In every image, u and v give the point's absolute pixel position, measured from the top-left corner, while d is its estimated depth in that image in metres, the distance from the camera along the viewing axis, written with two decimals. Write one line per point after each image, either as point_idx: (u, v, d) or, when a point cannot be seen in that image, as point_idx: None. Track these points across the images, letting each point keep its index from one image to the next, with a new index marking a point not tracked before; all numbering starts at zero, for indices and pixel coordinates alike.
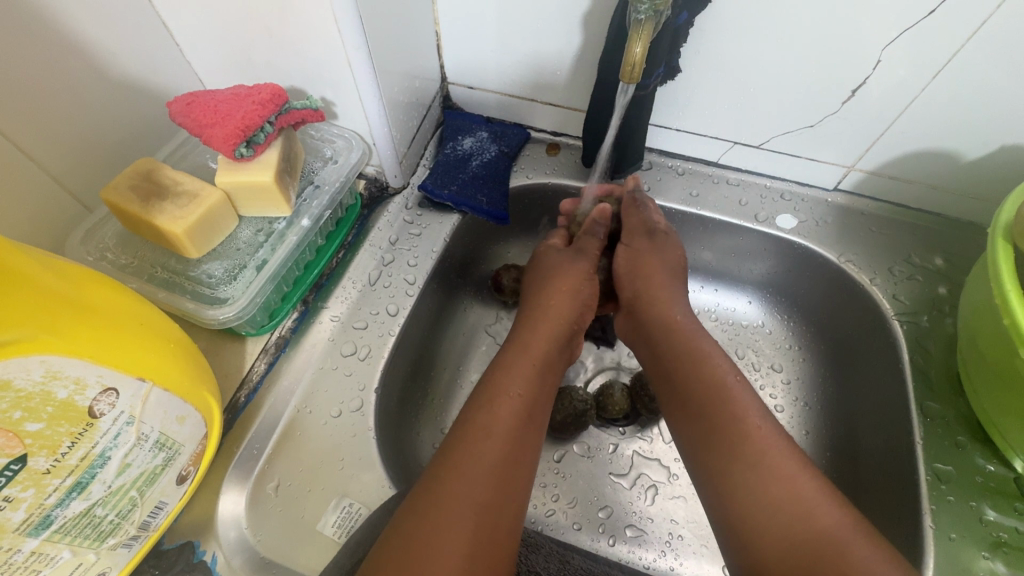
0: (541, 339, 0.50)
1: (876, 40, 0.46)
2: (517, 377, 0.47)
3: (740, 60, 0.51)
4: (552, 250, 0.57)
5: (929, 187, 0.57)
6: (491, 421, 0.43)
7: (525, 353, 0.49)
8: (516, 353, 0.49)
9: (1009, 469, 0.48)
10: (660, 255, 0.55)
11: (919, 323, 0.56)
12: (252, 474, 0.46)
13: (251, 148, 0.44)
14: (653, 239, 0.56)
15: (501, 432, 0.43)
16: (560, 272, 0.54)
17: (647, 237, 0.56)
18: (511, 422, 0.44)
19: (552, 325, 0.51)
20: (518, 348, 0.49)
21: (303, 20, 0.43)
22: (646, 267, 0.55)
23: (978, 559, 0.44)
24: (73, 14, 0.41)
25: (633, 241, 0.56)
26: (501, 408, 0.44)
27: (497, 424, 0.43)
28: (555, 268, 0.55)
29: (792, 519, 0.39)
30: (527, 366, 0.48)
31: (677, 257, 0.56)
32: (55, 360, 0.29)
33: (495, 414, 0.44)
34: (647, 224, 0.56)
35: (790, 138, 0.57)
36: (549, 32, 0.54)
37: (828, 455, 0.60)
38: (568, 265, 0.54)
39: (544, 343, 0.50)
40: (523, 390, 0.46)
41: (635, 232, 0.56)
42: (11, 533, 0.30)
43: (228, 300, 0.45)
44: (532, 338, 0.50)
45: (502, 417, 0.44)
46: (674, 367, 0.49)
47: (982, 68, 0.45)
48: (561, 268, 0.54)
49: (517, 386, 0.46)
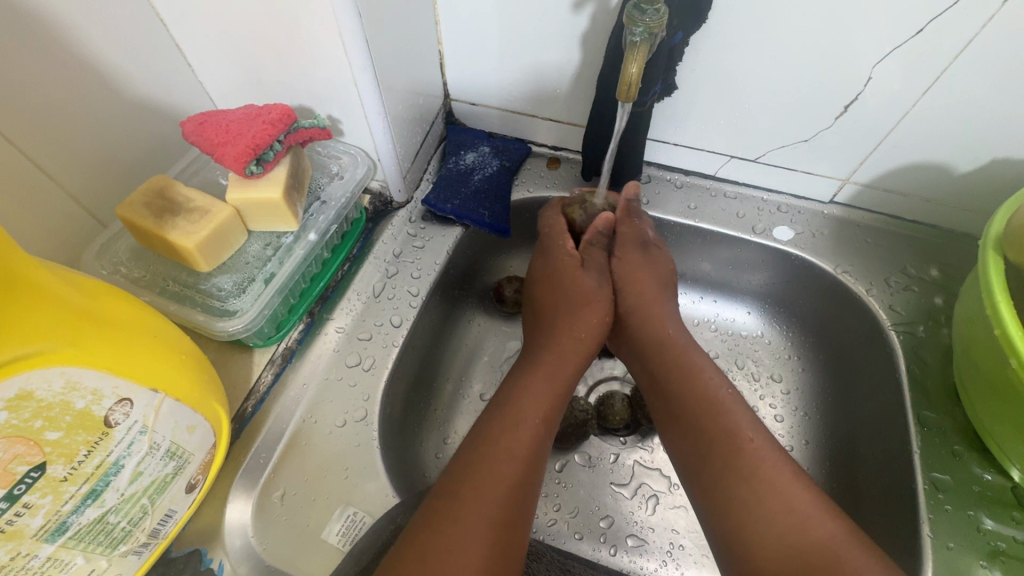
0: (570, 367, 0.51)
1: (867, 59, 0.48)
2: (542, 401, 0.48)
3: (736, 75, 0.53)
4: (577, 272, 0.55)
5: (923, 199, 0.58)
6: (515, 443, 0.44)
7: (554, 381, 0.50)
8: (543, 378, 0.49)
9: (1007, 479, 0.48)
10: (653, 267, 0.57)
11: (916, 333, 0.56)
12: (259, 481, 0.47)
13: (261, 166, 0.46)
14: (647, 252, 0.57)
15: (523, 454, 0.44)
16: (591, 301, 0.55)
17: (640, 249, 0.57)
18: (532, 446, 0.45)
19: (579, 356, 0.53)
20: (544, 375, 0.50)
21: (312, 42, 0.45)
22: (641, 287, 0.56)
23: (976, 567, 0.45)
24: (93, 39, 0.44)
25: (628, 255, 0.57)
26: (525, 430, 0.46)
27: (520, 445, 0.44)
28: (583, 294, 0.55)
29: (786, 531, 0.40)
30: (552, 392, 0.49)
31: (666, 271, 0.57)
32: (74, 371, 0.31)
33: (518, 437, 0.45)
34: (643, 239, 0.57)
35: (785, 152, 0.59)
36: (548, 51, 0.56)
37: (827, 464, 0.61)
38: (596, 294, 0.55)
39: (570, 374, 0.51)
40: (545, 412, 0.47)
41: (633, 249, 0.57)
42: (29, 538, 0.31)
43: (238, 312, 0.46)
44: (558, 363, 0.51)
45: (525, 439, 0.45)
46: (665, 385, 0.50)
47: (970, 84, 0.47)
48: (588, 297, 0.55)
49: (539, 411, 0.47)
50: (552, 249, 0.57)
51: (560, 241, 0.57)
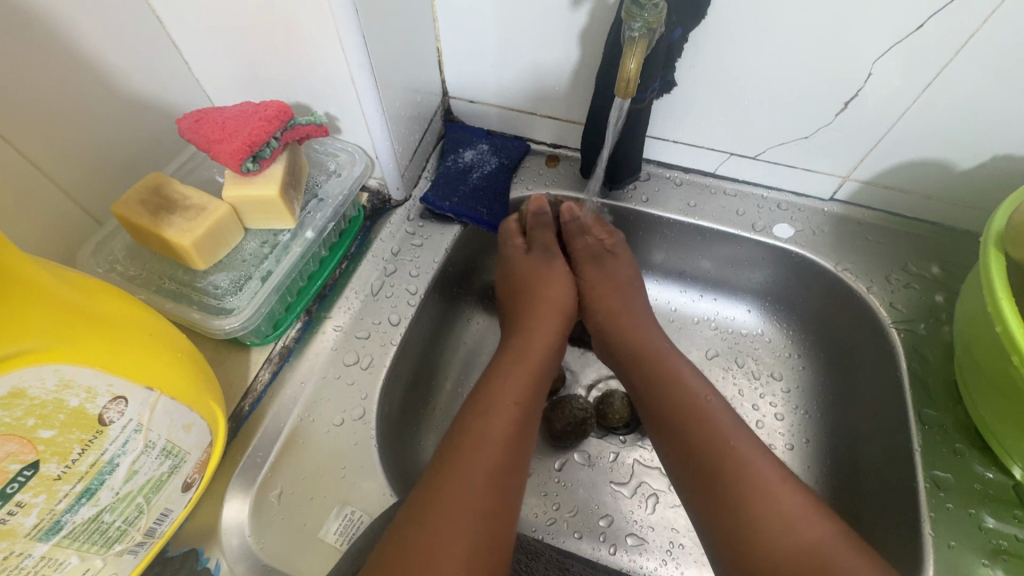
0: (536, 350, 0.52)
1: (867, 55, 0.47)
2: (514, 384, 0.48)
3: (735, 72, 0.52)
4: (525, 259, 0.58)
5: (924, 196, 0.58)
6: (488, 429, 0.44)
7: (522, 365, 0.50)
8: (512, 364, 0.50)
9: (1008, 477, 0.48)
10: (612, 280, 0.58)
11: (916, 330, 0.56)
12: (257, 481, 0.46)
13: (257, 163, 0.45)
14: (601, 261, 0.59)
15: (499, 438, 0.44)
16: (546, 283, 0.57)
17: (592, 257, 0.59)
18: (508, 430, 0.45)
19: (547, 338, 0.54)
20: (513, 359, 0.50)
21: (309, 40, 0.45)
22: (602, 292, 0.58)
23: (977, 565, 0.44)
24: (88, 36, 0.43)
25: (582, 265, 0.59)
26: (498, 415, 0.45)
27: (495, 431, 0.44)
28: (536, 281, 0.57)
29: (778, 534, 0.39)
30: (524, 377, 0.49)
31: (627, 274, 0.59)
32: (68, 368, 0.30)
33: (492, 422, 0.45)
34: (595, 251, 0.60)
35: (785, 149, 0.58)
36: (546, 48, 0.56)
37: (827, 462, 0.61)
38: (550, 279, 0.57)
39: (539, 357, 0.52)
40: (520, 395, 0.48)
41: (587, 259, 0.59)
42: (23, 537, 0.31)
43: (234, 311, 0.46)
44: (527, 351, 0.52)
45: (499, 424, 0.45)
46: (648, 390, 0.50)
47: (971, 79, 0.46)
48: (544, 280, 0.57)
49: (512, 395, 0.47)
50: (502, 247, 0.60)
51: (511, 236, 0.60)
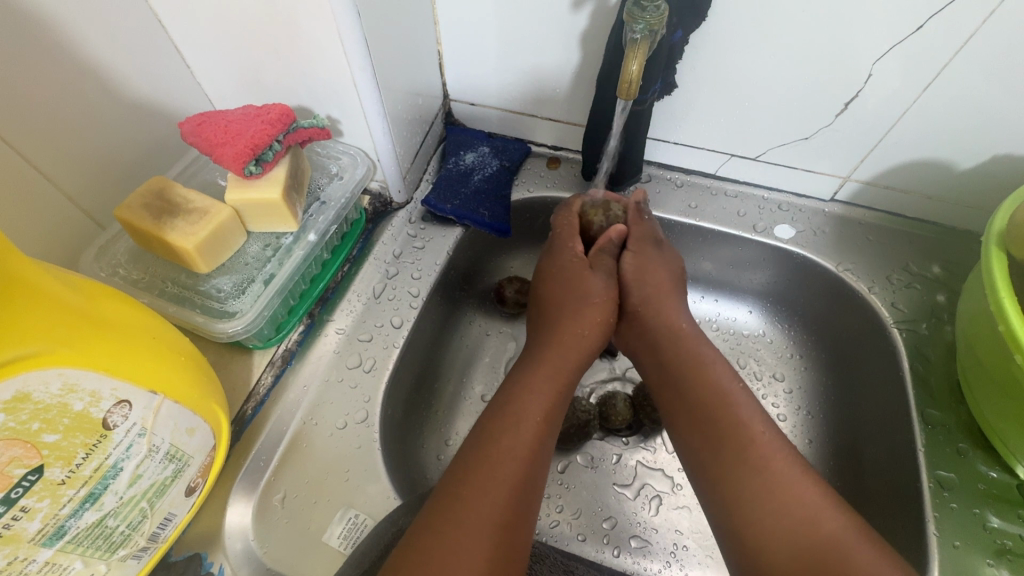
0: (570, 363, 0.51)
1: (866, 57, 0.48)
2: (543, 400, 0.47)
3: (735, 74, 0.53)
4: (585, 272, 0.55)
5: (924, 196, 0.58)
6: (516, 443, 0.44)
7: (555, 379, 0.49)
8: (545, 378, 0.49)
9: (1012, 476, 0.48)
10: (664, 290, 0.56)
11: (918, 330, 0.56)
12: (259, 485, 0.46)
13: (260, 166, 0.46)
14: (658, 249, 0.57)
15: (525, 454, 0.44)
16: (596, 295, 0.54)
17: (654, 246, 0.57)
18: (533, 445, 0.45)
19: (581, 352, 0.52)
20: (546, 372, 0.49)
21: (311, 43, 0.45)
22: (654, 275, 0.56)
23: (982, 565, 0.44)
24: (91, 41, 0.43)
25: (641, 250, 0.57)
26: (527, 430, 0.45)
27: (522, 446, 0.44)
28: (589, 293, 0.54)
29: (794, 525, 0.39)
30: (554, 392, 0.48)
31: (675, 266, 0.58)
32: (72, 372, 0.30)
33: (520, 437, 0.44)
34: (652, 236, 0.58)
35: (786, 150, 0.59)
36: (547, 50, 0.56)
37: (830, 464, 0.61)
38: (602, 287, 0.55)
39: (571, 369, 0.51)
40: (546, 412, 0.47)
41: (645, 241, 0.57)
42: (27, 543, 0.31)
43: (237, 314, 0.46)
44: (562, 365, 0.50)
45: (527, 440, 0.45)
46: (673, 380, 0.50)
47: (970, 81, 0.47)
48: (594, 292, 0.55)
49: (540, 409, 0.47)
50: (560, 248, 0.58)
51: (569, 244, 0.57)
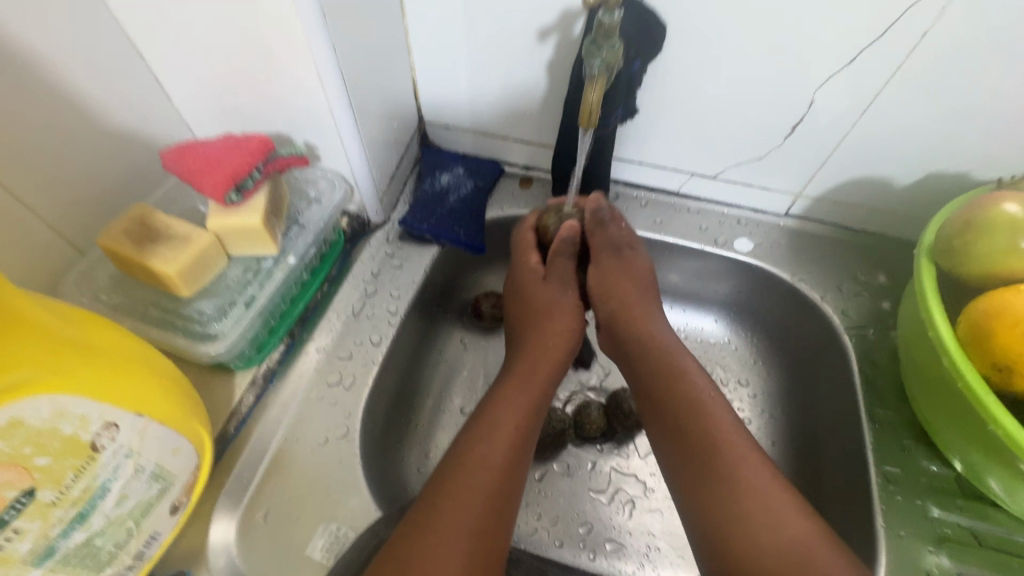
0: (541, 376, 0.53)
1: (807, 85, 0.52)
2: (517, 410, 0.50)
3: (689, 100, 0.57)
4: (540, 284, 0.58)
5: (868, 211, 0.63)
6: (488, 453, 0.46)
7: (529, 391, 0.51)
8: (517, 391, 0.51)
9: (950, 469, 0.52)
10: (631, 273, 0.59)
11: (867, 336, 0.60)
12: (242, 502, 0.48)
13: (240, 194, 0.47)
14: (621, 257, 0.59)
15: (498, 464, 0.46)
16: (558, 312, 0.57)
17: (615, 255, 0.59)
18: (507, 455, 0.47)
19: (551, 365, 0.54)
20: (520, 384, 0.52)
21: (289, 74, 0.47)
22: (617, 286, 0.58)
23: (925, 553, 0.48)
24: (74, 75, 0.45)
25: (604, 259, 0.58)
26: (500, 440, 0.47)
27: (495, 455, 0.46)
28: (550, 305, 0.57)
29: (760, 529, 0.42)
30: (527, 403, 0.51)
31: (644, 272, 0.60)
32: (61, 399, 0.32)
33: (494, 446, 0.47)
34: (615, 243, 0.59)
35: (740, 169, 0.63)
36: (515, 78, 0.59)
37: (792, 464, 0.64)
38: (563, 304, 0.58)
39: (544, 378, 0.53)
40: (519, 422, 0.49)
41: (604, 251, 0.58)
42: (19, 563, 0.32)
43: (219, 336, 0.48)
44: (534, 374, 0.53)
45: (500, 449, 0.47)
46: (652, 386, 0.53)
47: (898, 107, 0.52)
48: (555, 309, 0.57)
49: (512, 419, 0.49)
50: (519, 262, 0.60)
51: (527, 252, 0.60)
